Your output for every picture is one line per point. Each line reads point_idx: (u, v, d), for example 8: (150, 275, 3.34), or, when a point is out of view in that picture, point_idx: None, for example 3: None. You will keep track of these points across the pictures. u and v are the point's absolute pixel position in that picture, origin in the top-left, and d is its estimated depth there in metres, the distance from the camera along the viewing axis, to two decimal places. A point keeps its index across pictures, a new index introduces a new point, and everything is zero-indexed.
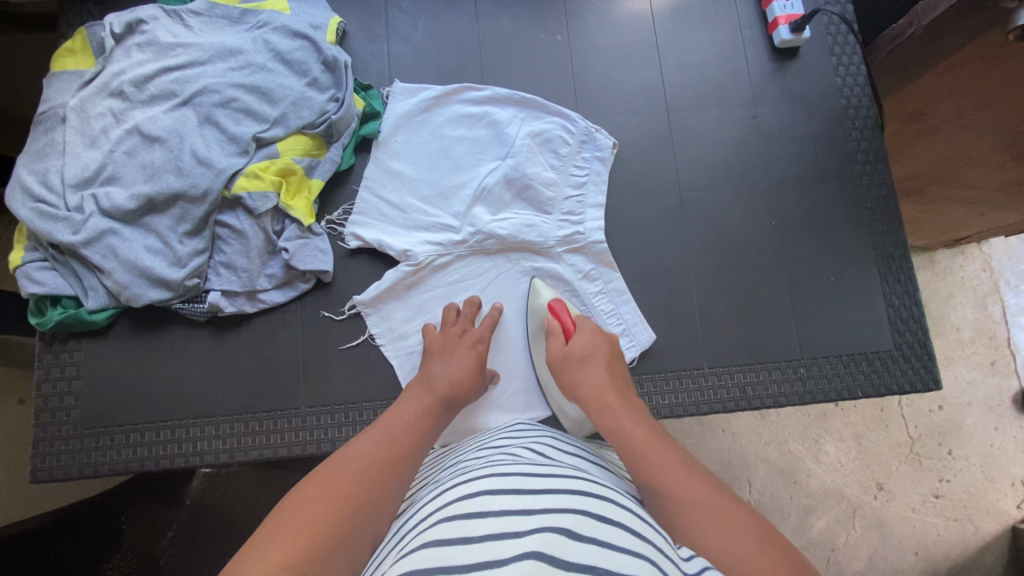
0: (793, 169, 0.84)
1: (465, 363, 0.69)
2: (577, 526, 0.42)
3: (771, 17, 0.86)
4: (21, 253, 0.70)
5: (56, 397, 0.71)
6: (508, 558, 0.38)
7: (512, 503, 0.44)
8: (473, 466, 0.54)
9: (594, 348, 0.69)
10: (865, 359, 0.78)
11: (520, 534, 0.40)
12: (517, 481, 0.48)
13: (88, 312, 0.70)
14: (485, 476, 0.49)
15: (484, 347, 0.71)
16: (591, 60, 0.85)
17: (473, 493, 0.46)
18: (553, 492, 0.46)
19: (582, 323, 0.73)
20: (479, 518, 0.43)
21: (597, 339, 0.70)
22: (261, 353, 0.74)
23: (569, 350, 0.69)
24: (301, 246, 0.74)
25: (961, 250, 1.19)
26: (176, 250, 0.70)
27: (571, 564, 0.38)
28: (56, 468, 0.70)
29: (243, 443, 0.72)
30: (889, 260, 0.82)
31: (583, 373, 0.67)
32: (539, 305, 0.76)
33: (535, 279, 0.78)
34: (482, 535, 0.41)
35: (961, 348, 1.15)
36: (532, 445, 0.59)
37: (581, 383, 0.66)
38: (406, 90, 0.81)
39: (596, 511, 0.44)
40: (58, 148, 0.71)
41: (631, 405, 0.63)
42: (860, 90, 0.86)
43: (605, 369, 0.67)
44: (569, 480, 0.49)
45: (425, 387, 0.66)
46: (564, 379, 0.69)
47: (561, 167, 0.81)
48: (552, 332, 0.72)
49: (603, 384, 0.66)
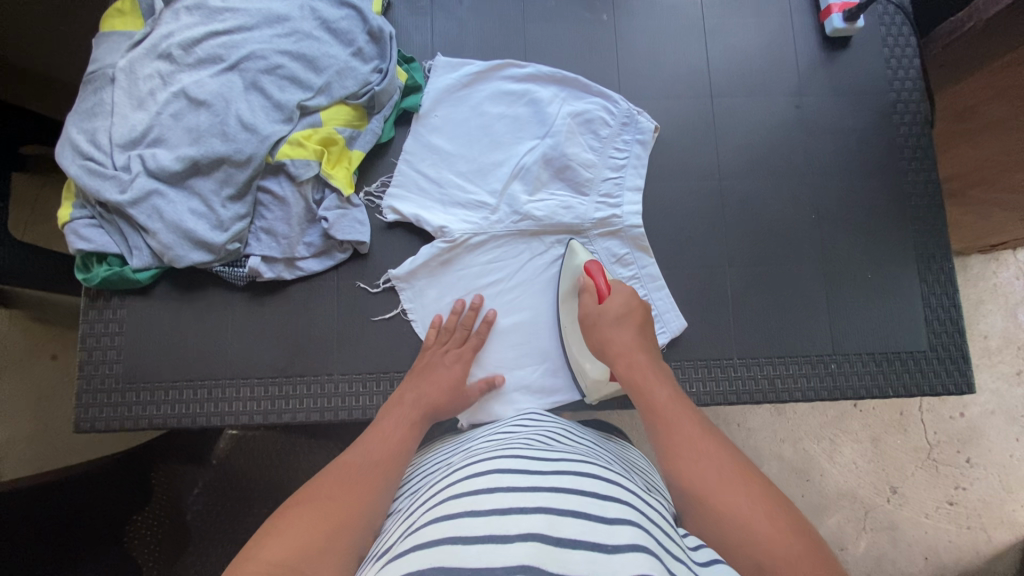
0: (837, 163, 0.82)
1: (437, 385, 0.69)
2: (583, 507, 0.43)
3: (824, 5, 0.84)
4: (70, 210, 0.72)
5: (100, 350, 0.73)
6: (512, 536, 0.39)
7: (519, 480, 0.46)
8: (482, 451, 0.55)
9: (630, 311, 0.68)
10: (899, 359, 0.78)
11: (526, 512, 0.41)
12: (525, 462, 0.49)
13: (132, 271, 0.72)
14: (492, 458, 0.51)
15: (462, 368, 0.71)
16: (635, 42, 0.84)
17: (483, 472, 0.48)
18: (557, 474, 0.47)
19: (619, 286, 0.71)
20: (487, 494, 0.44)
21: (634, 303, 0.68)
22: (299, 318, 0.75)
23: (603, 310, 0.69)
24: (340, 216, 0.74)
25: (995, 256, 1.16)
26: (219, 214, 0.71)
27: (579, 542, 0.39)
28: (99, 419, 0.72)
29: (277, 405, 0.73)
30: (930, 260, 0.80)
31: (616, 331, 0.67)
32: (573, 266, 0.75)
33: (572, 241, 0.76)
34: (488, 510, 0.42)
35: (987, 356, 1.14)
36: (542, 433, 0.60)
37: (611, 342, 0.67)
38: (448, 64, 0.81)
39: (604, 495, 0.45)
40: (106, 108, 0.72)
41: (660, 368, 0.64)
42: (911, 85, 0.84)
43: (638, 332, 0.67)
44: (575, 463, 0.50)
45: (419, 387, 0.68)
46: (595, 336, 0.68)
47: (600, 149, 0.80)
48: (585, 291, 0.71)
49: (633, 344, 0.66)
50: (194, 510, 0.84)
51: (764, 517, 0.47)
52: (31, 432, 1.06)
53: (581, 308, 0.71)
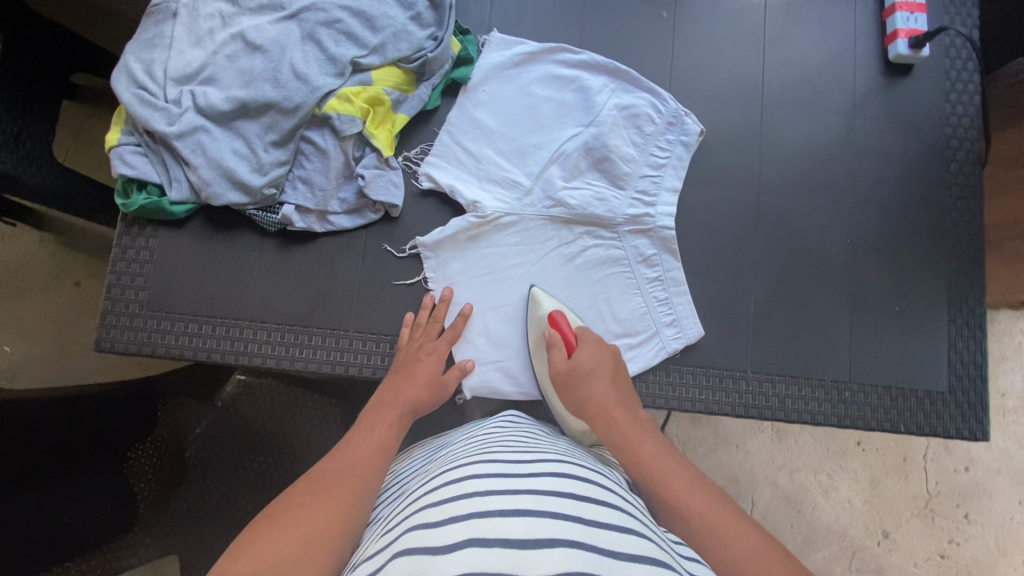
0: (879, 193, 0.80)
1: (413, 383, 0.70)
2: (561, 508, 0.43)
3: (891, 29, 0.82)
4: (117, 135, 0.73)
5: (128, 275, 0.75)
6: (490, 539, 0.39)
7: (498, 484, 0.46)
8: (460, 454, 0.56)
9: (598, 363, 0.68)
10: (915, 397, 0.76)
11: (504, 514, 0.42)
12: (503, 467, 0.49)
13: (169, 202, 0.73)
14: (470, 463, 0.51)
15: (437, 361, 0.71)
16: (692, 43, 0.83)
17: (460, 479, 0.48)
18: (535, 477, 0.48)
19: (584, 333, 0.71)
20: (465, 499, 0.44)
21: (602, 354, 0.69)
22: (323, 268, 0.76)
23: (575, 364, 0.67)
24: (376, 175, 0.75)
25: None
26: (260, 158, 0.72)
27: (558, 540, 0.39)
28: (117, 340, 0.74)
29: (290, 352, 0.74)
30: (963, 301, 0.79)
31: (590, 389, 0.66)
32: (539, 315, 0.74)
33: (535, 287, 0.76)
34: (466, 515, 0.42)
35: (1002, 414, 1.11)
36: (523, 435, 0.61)
37: (588, 401, 0.66)
38: (503, 41, 0.81)
39: (583, 496, 0.46)
40: (165, 41, 0.74)
41: (638, 420, 0.65)
42: (969, 122, 0.82)
43: (611, 387, 0.67)
44: (554, 465, 0.51)
45: (396, 387, 0.69)
46: (571, 396, 0.67)
47: (642, 145, 0.79)
48: (553, 344, 0.69)
49: (610, 399, 0.66)
50: (194, 448, 0.83)
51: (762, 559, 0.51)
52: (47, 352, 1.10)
53: (551, 365, 0.69)
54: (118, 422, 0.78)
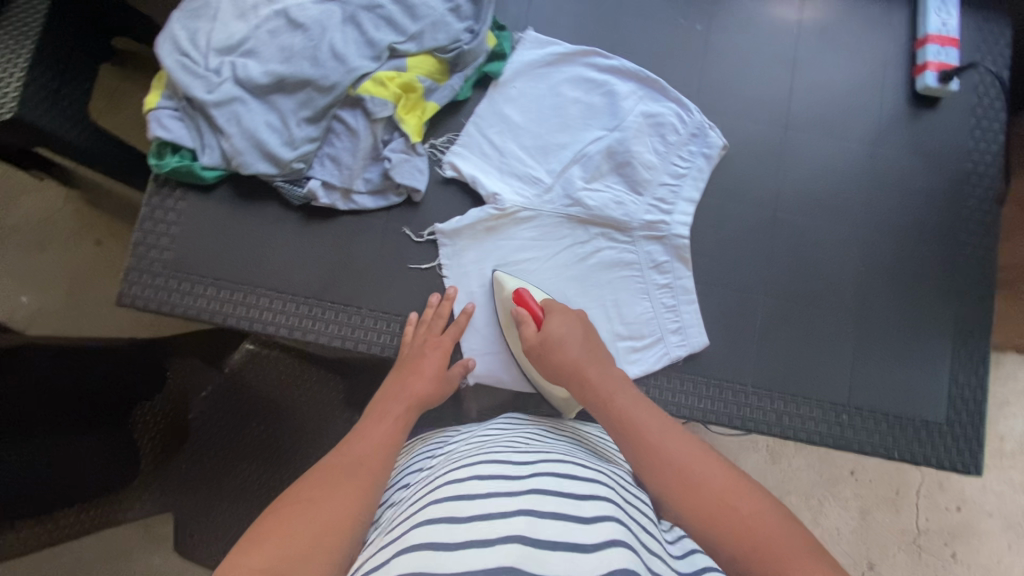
0: (895, 222, 0.81)
1: (420, 376, 0.70)
2: (562, 508, 0.44)
3: (921, 61, 0.83)
4: (157, 98, 0.76)
5: (156, 234, 0.77)
6: (493, 540, 0.40)
7: (500, 486, 0.46)
8: (461, 455, 0.56)
9: (566, 326, 0.69)
10: (912, 426, 0.77)
11: (506, 515, 0.42)
12: (504, 468, 0.50)
13: (201, 167, 0.75)
14: (472, 462, 0.51)
15: (443, 355, 0.73)
16: (722, 59, 0.84)
17: (462, 479, 0.48)
18: (536, 478, 0.48)
19: (551, 305, 0.73)
20: (468, 501, 0.44)
21: (568, 321, 0.69)
22: (341, 245, 0.78)
23: (545, 333, 0.68)
24: (403, 160, 0.77)
25: None
26: (292, 132, 0.74)
27: (559, 543, 0.40)
28: (139, 296, 0.76)
29: (304, 323, 0.76)
30: (967, 336, 0.79)
31: (560, 352, 0.67)
32: (507, 296, 0.76)
33: (498, 272, 0.78)
34: (468, 516, 0.42)
35: (999, 458, 1.11)
36: (523, 436, 0.61)
37: (560, 364, 0.66)
38: (537, 40, 0.83)
39: (583, 495, 0.47)
40: (211, 12, 0.76)
41: (613, 377, 0.65)
42: (990, 160, 0.82)
43: (583, 349, 0.67)
44: (556, 464, 0.52)
45: (403, 380, 0.69)
46: (545, 363, 0.68)
47: (664, 154, 0.80)
48: (522, 320, 0.71)
49: (582, 361, 0.66)
50: (197, 411, 0.86)
51: (736, 503, 0.49)
52: (64, 307, 1.13)
53: (524, 341, 0.70)
54: (125, 380, 0.79)
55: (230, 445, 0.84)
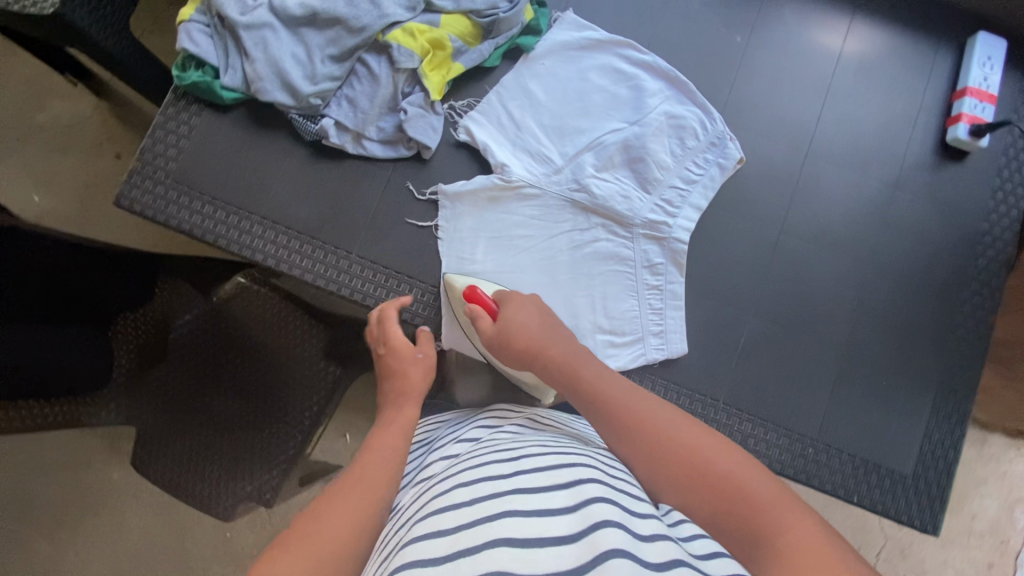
0: (899, 269, 0.80)
1: (409, 372, 0.67)
2: (546, 503, 0.42)
3: (956, 111, 0.82)
4: (191, 11, 0.76)
5: (163, 144, 0.77)
6: (480, 545, 0.38)
7: (484, 489, 0.45)
8: (448, 464, 0.53)
9: (522, 313, 0.66)
10: (876, 472, 0.76)
11: (492, 518, 0.40)
12: (488, 470, 0.48)
13: (220, 86, 0.75)
14: (459, 471, 0.49)
15: (401, 341, 0.69)
16: (757, 75, 0.83)
17: (448, 490, 0.46)
18: (520, 474, 0.46)
19: (503, 295, 0.70)
20: (453, 512, 0.43)
21: (522, 305, 0.67)
22: (343, 189, 0.78)
23: (501, 325, 0.65)
24: (418, 115, 0.76)
25: (1017, 444, 1.11)
26: (315, 67, 0.75)
27: (544, 538, 0.38)
28: (136, 202, 0.76)
29: (292, 259, 0.76)
30: (950, 395, 0.78)
31: (516, 336, 0.64)
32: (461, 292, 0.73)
33: (448, 274, 0.76)
34: (452, 528, 0.41)
35: (966, 535, 1.09)
36: (506, 430, 0.59)
37: (518, 349, 0.64)
38: (574, 23, 0.82)
39: (570, 482, 0.45)
40: None
41: (579, 352, 0.62)
42: (1007, 224, 0.81)
43: (540, 325, 0.65)
44: (542, 457, 0.50)
45: (399, 374, 0.67)
46: (503, 351, 0.65)
47: (679, 157, 0.79)
48: (476, 315, 0.68)
49: (540, 337, 0.64)
50: (179, 333, 0.85)
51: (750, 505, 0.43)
52: (70, 212, 1.14)
53: (483, 333, 0.67)
54: (115, 288, 0.78)
55: (203, 373, 0.85)
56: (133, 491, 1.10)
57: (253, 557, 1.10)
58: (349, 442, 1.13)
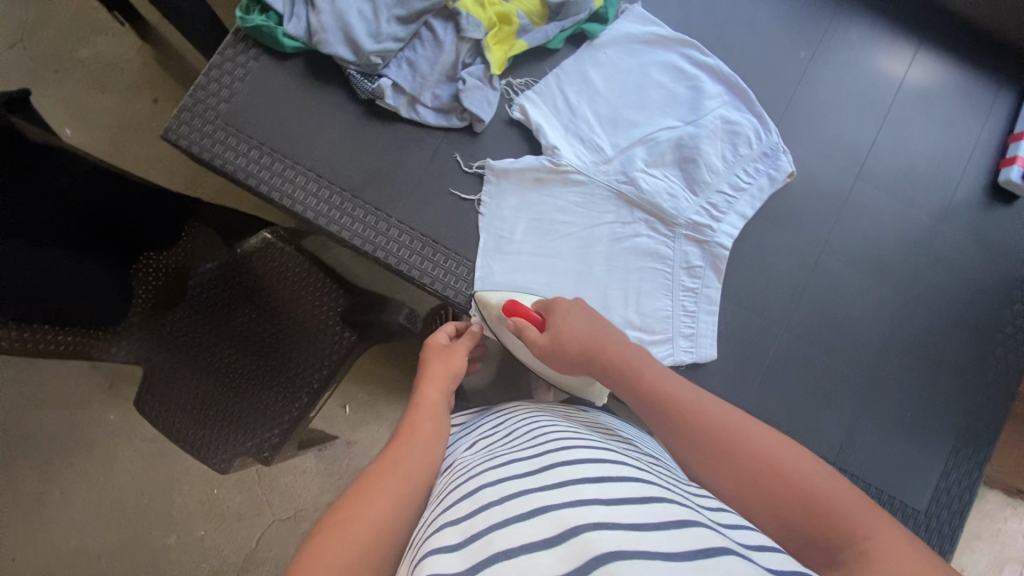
0: (935, 303, 0.79)
1: (444, 363, 0.68)
2: (579, 493, 0.41)
3: (1011, 153, 0.81)
4: None
5: (217, 85, 0.77)
6: (517, 547, 0.37)
7: (514, 488, 0.44)
8: (474, 461, 0.52)
9: (570, 320, 0.64)
10: (889, 504, 0.75)
11: (524, 517, 0.39)
12: (515, 468, 0.47)
13: (282, 34, 0.75)
14: (486, 470, 0.49)
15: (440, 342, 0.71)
16: (816, 92, 0.83)
17: (477, 491, 0.45)
18: (550, 469, 0.45)
19: (548, 302, 0.67)
20: (484, 512, 0.42)
21: (569, 313, 0.65)
22: (390, 151, 0.78)
23: (553, 336, 0.63)
24: (476, 87, 0.76)
25: (1015, 502, 1.10)
26: (380, 25, 0.74)
27: (579, 527, 0.37)
28: (183, 139, 0.75)
29: (331, 215, 0.76)
30: (971, 436, 0.77)
31: (568, 347, 0.62)
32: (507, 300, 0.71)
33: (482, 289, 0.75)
34: (484, 529, 0.40)
35: None
36: (530, 422, 0.58)
37: (575, 357, 0.63)
38: (640, 16, 0.82)
39: (604, 477, 0.44)
40: None
41: (637, 358, 0.60)
42: None
43: (592, 334, 0.63)
44: (573, 449, 0.49)
45: (431, 362, 0.68)
46: (556, 360, 0.64)
47: (730, 163, 0.79)
48: (522, 327, 0.65)
49: (593, 344, 0.62)
50: (201, 280, 0.84)
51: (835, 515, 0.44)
52: (102, 149, 1.14)
53: (533, 346, 0.65)
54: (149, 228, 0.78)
55: (220, 321, 0.84)
56: (129, 434, 1.09)
57: (237, 516, 1.08)
58: (349, 414, 1.12)
